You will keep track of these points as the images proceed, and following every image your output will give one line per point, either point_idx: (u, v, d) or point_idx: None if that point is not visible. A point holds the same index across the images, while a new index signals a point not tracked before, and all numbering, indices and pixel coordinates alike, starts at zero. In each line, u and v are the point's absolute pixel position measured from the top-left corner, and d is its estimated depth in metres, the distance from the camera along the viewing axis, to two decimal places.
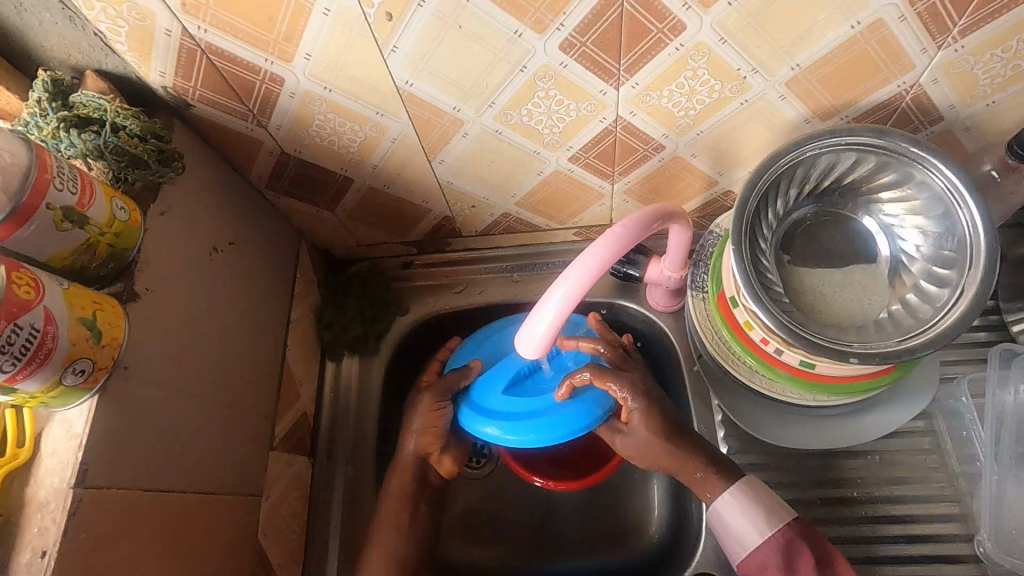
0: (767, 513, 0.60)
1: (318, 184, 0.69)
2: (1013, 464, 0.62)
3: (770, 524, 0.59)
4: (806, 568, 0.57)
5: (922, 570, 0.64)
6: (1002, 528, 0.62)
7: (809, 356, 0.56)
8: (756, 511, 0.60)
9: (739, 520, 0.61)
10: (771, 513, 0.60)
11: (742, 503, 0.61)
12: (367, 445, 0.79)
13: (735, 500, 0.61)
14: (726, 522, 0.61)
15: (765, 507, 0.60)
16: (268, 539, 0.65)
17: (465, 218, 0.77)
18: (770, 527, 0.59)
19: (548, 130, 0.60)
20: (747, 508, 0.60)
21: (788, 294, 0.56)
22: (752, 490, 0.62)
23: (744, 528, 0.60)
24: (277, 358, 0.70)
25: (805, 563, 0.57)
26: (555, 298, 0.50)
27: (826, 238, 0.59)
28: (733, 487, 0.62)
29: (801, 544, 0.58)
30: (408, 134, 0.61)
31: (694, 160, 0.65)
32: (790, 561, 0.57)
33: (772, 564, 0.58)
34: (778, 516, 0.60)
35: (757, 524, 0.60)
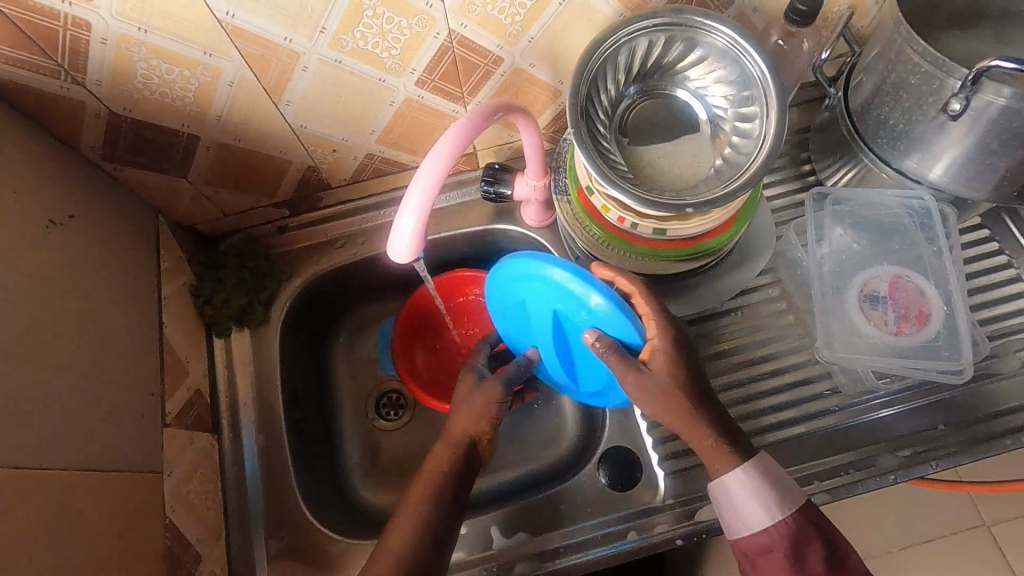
0: (777, 500, 0.60)
1: (161, 147, 0.66)
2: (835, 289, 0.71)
3: (781, 507, 0.60)
4: (813, 556, 0.58)
5: (788, 396, 0.73)
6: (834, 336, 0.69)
7: (659, 222, 0.62)
8: (768, 497, 0.60)
9: (748, 502, 0.60)
10: (784, 497, 0.60)
11: (753, 489, 0.60)
12: (274, 412, 0.78)
13: (751, 482, 0.60)
14: (732, 501, 0.61)
15: (776, 491, 0.60)
16: (179, 515, 0.62)
17: (330, 166, 0.76)
18: (779, 512, 0.59)
19: (387, 53, 0.62)
20: (764, 490, 0.60)
21: (633, 171, 0.62)
22: (770, 471, 0.61)
23: (751, 510, 0.60)
24: (153, 335, 0.67)
25: (812, 551, 0.59)
26: (415, 195, 0.51)
27: (657, 117, 0.65)
28: (750, 467, 0.61)
29: (810, 530, 0.59)
30: (245, 76, 0.60)
31: (534, 70, 0.69)
32: (798, 545, 0.58)
33: (777, 548, 0.58)
34: (789, 502, 0.60)
35: (765, 511, 0.60)
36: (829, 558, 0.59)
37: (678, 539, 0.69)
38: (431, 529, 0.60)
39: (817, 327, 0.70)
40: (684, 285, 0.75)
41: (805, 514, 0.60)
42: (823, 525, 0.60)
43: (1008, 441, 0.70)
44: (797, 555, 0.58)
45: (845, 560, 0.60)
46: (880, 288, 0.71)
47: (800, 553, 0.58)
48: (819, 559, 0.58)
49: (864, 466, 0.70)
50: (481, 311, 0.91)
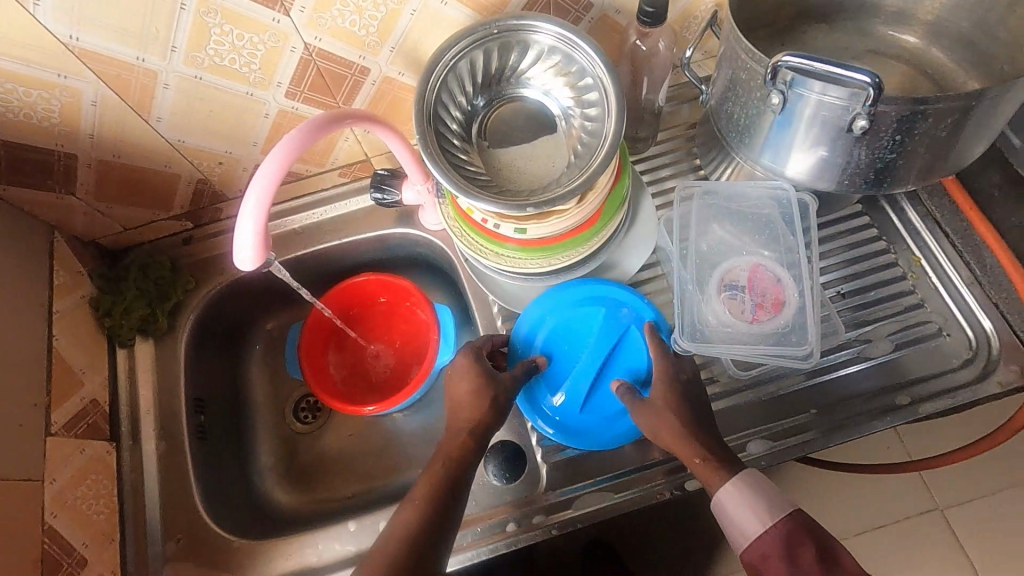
0: (768, 506, 0.59)
1: (41, 166, 0.68)
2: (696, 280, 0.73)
3: (771, 514, 0.58)
4: (808, 561, 0.55)
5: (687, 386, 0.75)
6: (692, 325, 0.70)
7: (519, 222, 0.65)
8: (757, 503, 0.59)
9: (742, 512, 0.59)
10: (773, 504, 0.59)
11: (745, 496, 0.59)
12: (177, 418, 0.80)
13: (738, 488, 0.60)
14: (730, 514, 0.60)
15: (766, 497, 0.60)
16: (62, 520, 0.64)
17: (221, 178, 0.79)
18: (770, 516, 0.58)
19: (247, 69, 0.64)
20: (752, 499, 0.59)
21: (490, 173, 0.64)
22: (756, 480, 0.60)
23: (746, 521, 0.59)
24: (40, 346, 0.69)
25: (807, 554, 0.56)
26: (250, 204, 0.53)
27: (515, 119, 0.67)
28: (737, 477, 0.61)
29: (804, 535, 0.57)
30: (107, 95, 0.62)
31: (404, 78, 0.71)
32: (791, 550, 0.56)
33: (772, 554, 0.56)
34: (779, 508, 0.59)
35: (758, 517, 0.59)
36: (827, 562, 0.55)
37: (555, 529, 0.70)
38: (437, 519, 0.60)
39: (678, 316, 0.70)
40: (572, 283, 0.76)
41: (795, 520, 0.58)
42: (819, 534, 0.57)
43: (874, 424, 0.70)
44: (791, 561, 0.56)
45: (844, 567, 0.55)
46: (740, 277, 0.72)
47: (795, 559, 0.56)
48: (814, 563, 0.55)
49: (732, 451, 0.70)
50: (391, 315, 0.93)
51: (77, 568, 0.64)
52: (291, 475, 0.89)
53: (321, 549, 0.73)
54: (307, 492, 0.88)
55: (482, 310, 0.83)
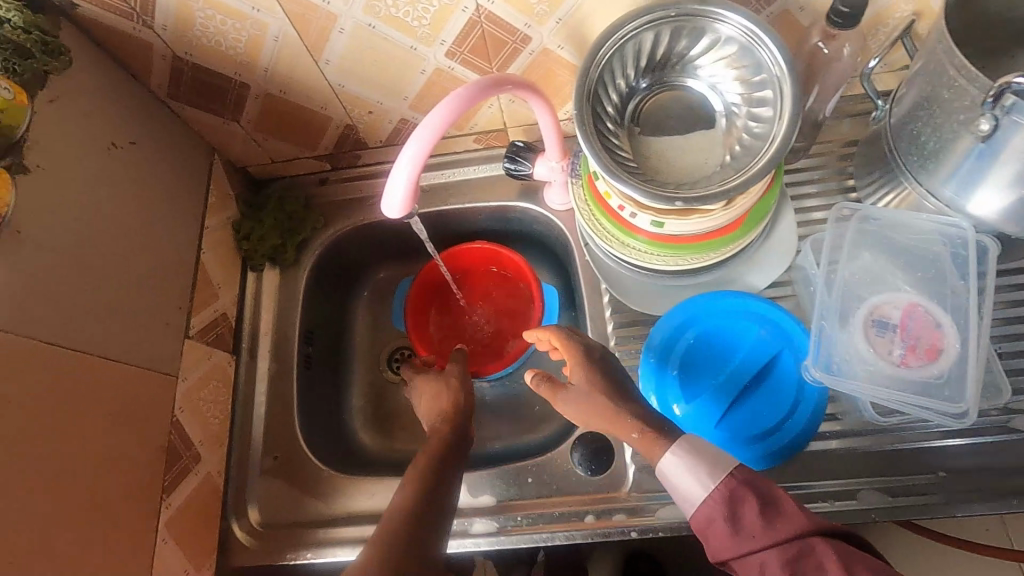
0: (712, 468, 0.56)
1: (217, 92, 0.73)
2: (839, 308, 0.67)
3: (713, 476, 0.55)
4: (751, 515, 0.52)
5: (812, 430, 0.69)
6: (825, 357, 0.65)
7: (658, 215, 0.63)
8: (701, 468, 0.56)
9: (691, 478, 0.56)
10: (712, 465, 0.56)
11: (691, 459, 0.57)
12: (290, 345, 0.85)
13: (677, 458, 0.58)
14: (674, 483, 0.58)
15: (709, 456, 0.56)
16: (186, 417, 0.70)
17: (366, 127, 0.82)
18: (712, 479, 0.55)
19: (418, 22, 0.65)
20: (693, 465, 0.56)
21: (637, 160, 0.62)
22: (691, 449, 0.57)
23: (690, 485, 0.56)
24: (191, 257, 0.75)
25: (750, 510, 0.52)
26: (408, 154, 0.54)
27: (672, 107, 0.64)
28: (674, 445, 0.59)
29: (746, 489, 0.53)
30: (289, 33, 0.65)
31: (561, 52, 0.70)
32: (734, 510, 0.53)
33: (717, 516, 0.53)
34: (723, 465, 0.55)
35: (706, 476, 0.55)
36: (770, 514, 0.52)
37: (632, 531, 0.68)
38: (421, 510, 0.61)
39: (814, 344, 0.65)
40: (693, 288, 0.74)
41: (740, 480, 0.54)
42: (763, 488, 0.54)
43: (1007, 502, 0.64)
44: (735, 520, 0.52)
45: (786, 511, 0.52)
46: (891, 314, 0.66)
47: (734, 515, 0.53)
48: (757, 518, 0.52)
49: (843, 497, 0.65)
50: (490, 282, 0.95)
51: (192, 462, 0.70)
52: (376, 420, 0.92)
53: None
54: (390, 439, 0.91)
55: (591, 297, 0.82)
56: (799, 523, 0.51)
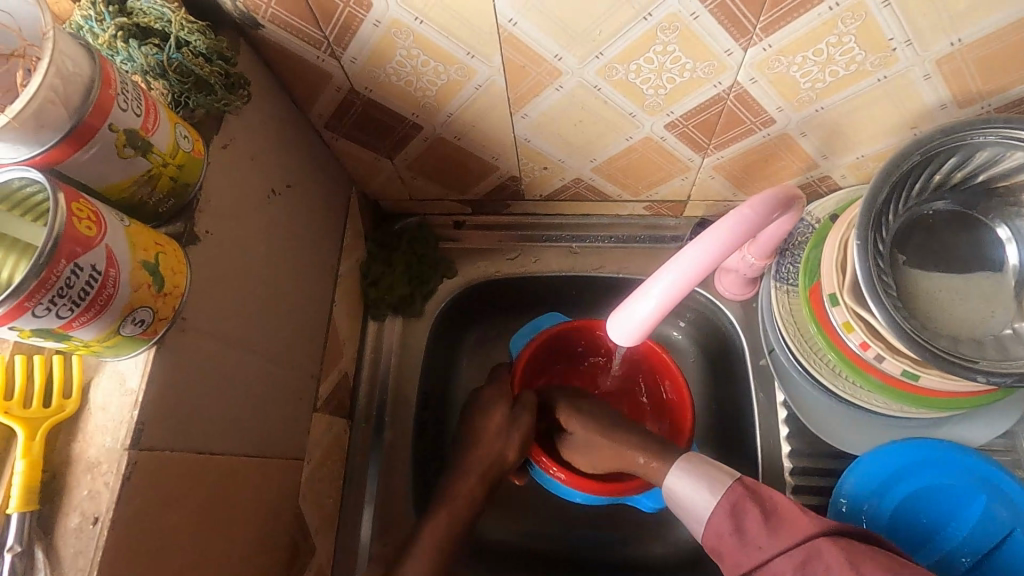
0: (712, 484, 0.57)
1: (382, 128, 0.62)
2: None
3: (714, 489, 0.56)
4: (756, 527, 0.52)
5: None
6: None
7: (916, 367, 0.52)
8: (702, 483, 0.57)
9: (694, 496, 0.57)
10: (712, 479, 0.57)
11: (693, 479, 0.58)
12: (408, 411, 0.75)
13: (678, 476, 0.59)
14: (677, 497, 0.59)
15: (710, 475, 0.57)
16: (306, 503, 0.61)
17: (533, 181, 0.71)
18: (715, 495, 0.56)
19: (653, 91, 0.54)
20: (697, 481, 0.58)
21: (901, 296, 0.52)
22: (686, 465, 0.59)
23: (693, 497, 0.57)
24: (325, 313, 0.65)
25: (754, 521, 0.53)
26: (663, 286, 0.47)
27: (951, 239, 0.53)
28: (674, 466, 0.60)
29: (747, 501, 0.54)
30: (496, 82, 0.54)
31: (801, 139, 0.59)
32: (738, 522, 0.53)
33: (725, 531, 0.54)
34: (722, 481, 0.56)
35: (710, 492, 0.56)
36: (774, 525, 0.52)
37: None
38: None
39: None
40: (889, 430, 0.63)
41: (740, 494, 0.54)
42: (766, 501, 0.53)
43: None
44: (742, 532, 0.53)
45: (791, 523, 0.51)
46: None
47: (739, 523, 0.53)
48: (762, 527, 0.52)
49: None
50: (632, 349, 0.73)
51: (307, 556, 0.61)
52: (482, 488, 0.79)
53: None
54: None
55: (762, 415, 0.70)
56: (807, 531, 0.50)
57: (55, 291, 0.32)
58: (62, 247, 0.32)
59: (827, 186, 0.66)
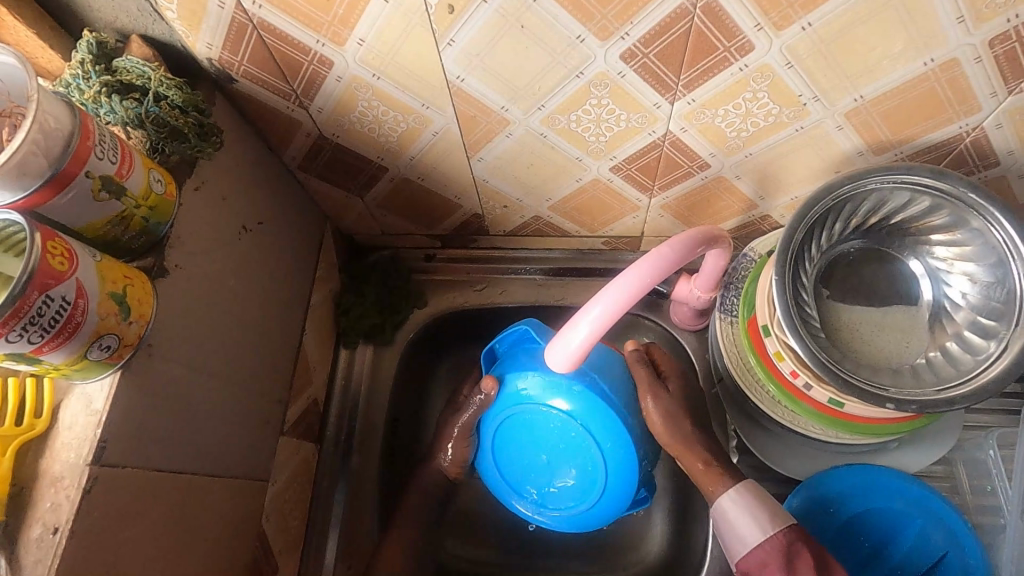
0: (770, 515, 0.56)
1: (352, 170, 0.67)
2: None
3: (771, 523, 0.55)
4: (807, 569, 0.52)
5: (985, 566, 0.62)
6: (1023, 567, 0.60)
7: (839, 395, 0.55)
8: (759, 512, 0.56)
9: (742, 521, 0.57)
10: (772, 514, 0.56)
11: (746, 507, 0.57)
12: (376, 437, 0.78)
13: (736, 500, 0.58)
14: (728, 525, 0.58)
15: (769, 507, 0.57)
16: (270, 524, 0.64)
17: (495, 218, 0.76)
18: (772, 525, 0.55)
19: (594, 139, 0.59)
20: (749, 512, 0.57)
21: (824, 329, 0.56)
22: (751, 492, 0.58)
23: (745, 527, 0.56)
24: (295, 341, 0.69)
25: (804, 564, 0.53)
26: (591, 317, 0.50)
27: (869, 275, 0.58)
28: (735, 488, 0.59)
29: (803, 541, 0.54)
30: (451, 130, 0.59)
31: (738, 181, 0.64)
32: (790, 558, 0.53)
33: (772, 562, 0.53)
34: (779, 517, 0.56)
35: (761, 525, 0.56)
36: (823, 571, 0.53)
37: None
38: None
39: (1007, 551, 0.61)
40: (820, 475, 0.66)
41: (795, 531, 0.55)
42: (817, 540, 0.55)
43: None
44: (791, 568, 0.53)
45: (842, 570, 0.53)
46: None
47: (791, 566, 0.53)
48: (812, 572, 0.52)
49: None
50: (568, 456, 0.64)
51: None
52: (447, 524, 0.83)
53: None
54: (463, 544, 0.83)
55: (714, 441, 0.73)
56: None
57: (27, 319, 0.35)
58: (36, 280, 0.36)
59: (769, 224, 0.71)
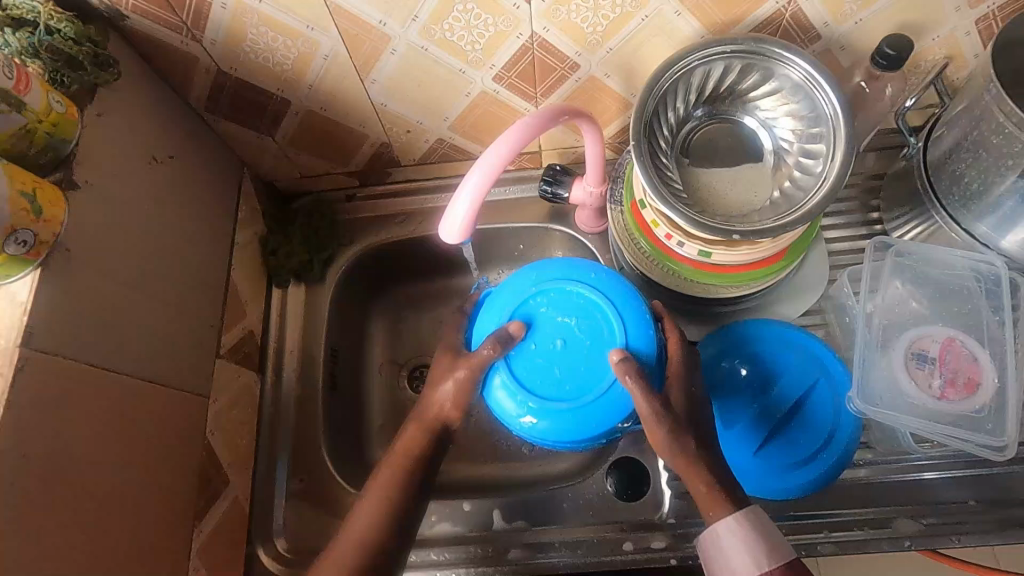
0: (768, 548, 0.55)
1: (257, 107, 0.72)
2: (879, 340, 0.66)
3: (766, 556, 0.54)
4: None
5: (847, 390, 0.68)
6: (868, 389, 0.63)
7: (705, 245, 0.63)
8: (757, 544, 0.55)
9: (736, 547, 0.55)
10: (771, 550, 0.55)
11: (744, 536, 0.55)
12: (316, 365, 0.83)
13: (735, 529, 0.55)
14: (724, 551, 0.55)
15: (768, 539, 0.55)
16: (216, 438, 0.69)
17: (402, 145, 0.81)
18: (766, 559, 0.54)
19: (471, 47, 0.65)
20: (745, 539, 0.55)
21: (686, 190, 0.64)
22: (752, 524, 0.55)
23: (739, 555, 0.55)
24: (222, 274, 0.73)
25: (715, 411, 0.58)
26: (471, 185, 0.55)
27: (723, 142, 0.66)
28: (733, 514, 0.56)
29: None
30: (340, 52, 0.65)
31: (608, 80, 0.71)
32: None
33: None
34: (774, 552, 0.54)
35: (753, 558, 0.54)
36: None
37: (673, 560, 0.70)
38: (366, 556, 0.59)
39: (853, 373, 0.64)
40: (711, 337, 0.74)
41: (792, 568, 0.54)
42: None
43: None
44: None
45: None
46: (930, 349, 0.64)
47: None
48: None
49: (880, 526, 0.67)
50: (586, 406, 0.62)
51: (221, 485, 0.68)
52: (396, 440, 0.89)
53: (431, 520, 0.75)
54: None
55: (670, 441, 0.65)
56: None
57: None
58: None
59: None
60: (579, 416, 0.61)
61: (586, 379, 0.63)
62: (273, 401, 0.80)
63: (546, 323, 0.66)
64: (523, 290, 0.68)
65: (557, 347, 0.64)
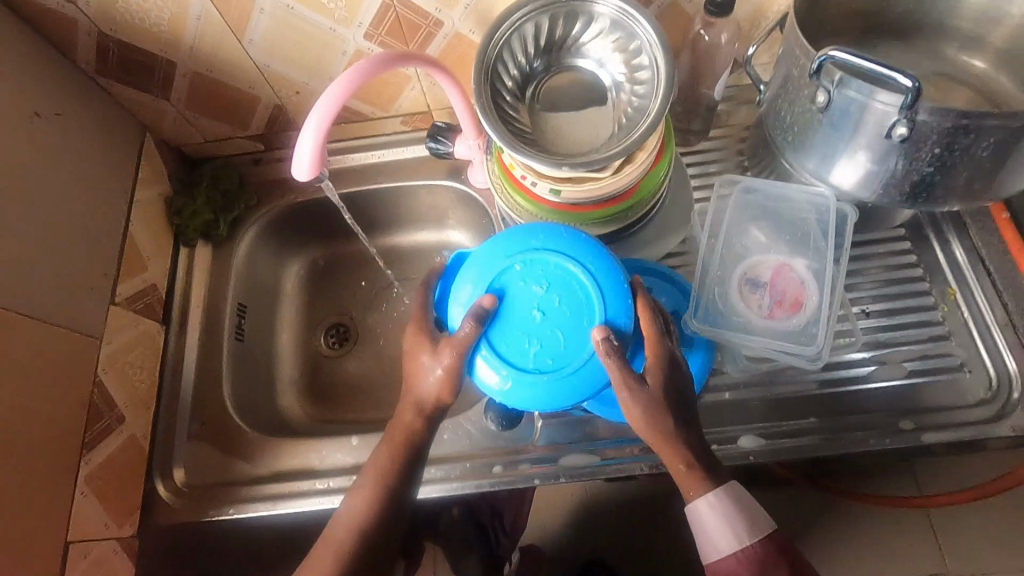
0: (748, 525, 0.55)
1: (145, 69, 0.77)
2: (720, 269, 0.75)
3: (748, 533, 0.55)
4: None
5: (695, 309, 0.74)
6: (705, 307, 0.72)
7: (554, 183, 0.67)
8: (738, 522, 0.55)
9: (718, 526, 0.55)
10: (752, 528, 0.55)
11: (725, 514, 0.55)
12: (221, 318, 0.88)
13: (718, 509, 0.55)
14: (705, 528, 0.56)
15: (747, 515, 0.56)
16: (108, 376, 0.74)
17: (295, 107, 0.86)
18: (748, 536, 0.55)
19: (333, 4, 0.70)
20: (727, 518, 0.55)
21: (535, 132, 0.69)
22: (734, 502, 0.56)
23: (720, 533, 0.55)
24: (118, 227, 0.78)
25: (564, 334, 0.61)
26: (313, 120, 0.59)
27: (575, 91, 0.71)
28: (716, 492, 0.56)
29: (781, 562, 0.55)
30: (210, 12, 0.70)
31: (473, 36, 0.76)
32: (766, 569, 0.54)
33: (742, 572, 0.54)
34: (754, 528, 0.55)
35: (735, 536, 0.55)
36: None
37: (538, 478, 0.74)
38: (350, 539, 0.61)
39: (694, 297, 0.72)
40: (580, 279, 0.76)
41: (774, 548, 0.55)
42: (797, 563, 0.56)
43: (870, 442, 0.70)
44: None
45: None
46: (763, 274, 0.74)
47: None
48: None
49: (727, 443, 0.71)
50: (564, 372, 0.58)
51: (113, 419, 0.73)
52: (306, 390, 0.94)
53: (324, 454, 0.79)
54: (321, 406, 0.92)
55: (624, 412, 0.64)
56: None
57: None
58: None
59: None
60: (553, 392, 0.58)
61: (565, 350, 0.58)
62: (176, 351, 0.84)
63: (519, 290, 0.60)
64: (497, 251, 0.61)
65: (535, 319, 0.59)
